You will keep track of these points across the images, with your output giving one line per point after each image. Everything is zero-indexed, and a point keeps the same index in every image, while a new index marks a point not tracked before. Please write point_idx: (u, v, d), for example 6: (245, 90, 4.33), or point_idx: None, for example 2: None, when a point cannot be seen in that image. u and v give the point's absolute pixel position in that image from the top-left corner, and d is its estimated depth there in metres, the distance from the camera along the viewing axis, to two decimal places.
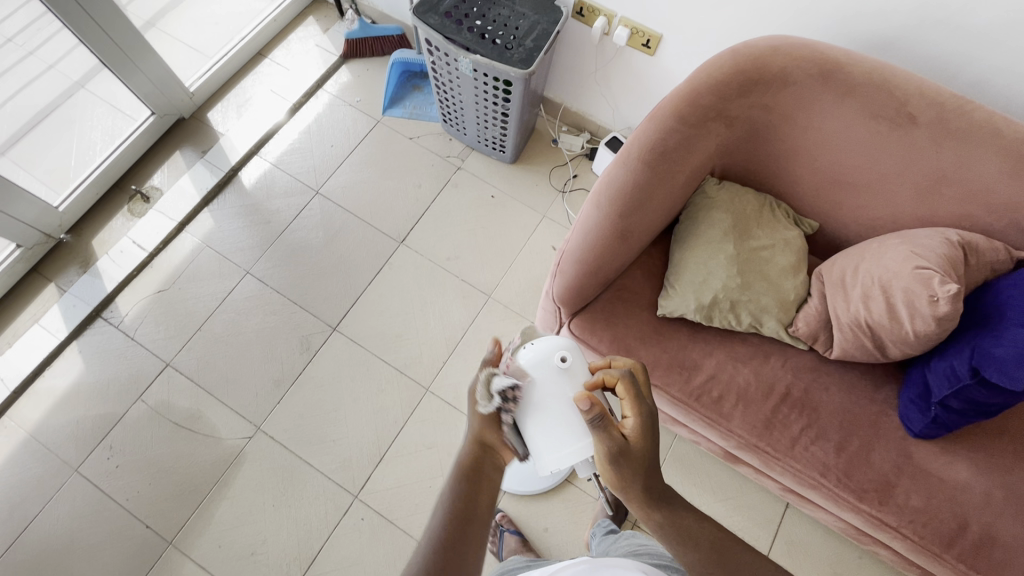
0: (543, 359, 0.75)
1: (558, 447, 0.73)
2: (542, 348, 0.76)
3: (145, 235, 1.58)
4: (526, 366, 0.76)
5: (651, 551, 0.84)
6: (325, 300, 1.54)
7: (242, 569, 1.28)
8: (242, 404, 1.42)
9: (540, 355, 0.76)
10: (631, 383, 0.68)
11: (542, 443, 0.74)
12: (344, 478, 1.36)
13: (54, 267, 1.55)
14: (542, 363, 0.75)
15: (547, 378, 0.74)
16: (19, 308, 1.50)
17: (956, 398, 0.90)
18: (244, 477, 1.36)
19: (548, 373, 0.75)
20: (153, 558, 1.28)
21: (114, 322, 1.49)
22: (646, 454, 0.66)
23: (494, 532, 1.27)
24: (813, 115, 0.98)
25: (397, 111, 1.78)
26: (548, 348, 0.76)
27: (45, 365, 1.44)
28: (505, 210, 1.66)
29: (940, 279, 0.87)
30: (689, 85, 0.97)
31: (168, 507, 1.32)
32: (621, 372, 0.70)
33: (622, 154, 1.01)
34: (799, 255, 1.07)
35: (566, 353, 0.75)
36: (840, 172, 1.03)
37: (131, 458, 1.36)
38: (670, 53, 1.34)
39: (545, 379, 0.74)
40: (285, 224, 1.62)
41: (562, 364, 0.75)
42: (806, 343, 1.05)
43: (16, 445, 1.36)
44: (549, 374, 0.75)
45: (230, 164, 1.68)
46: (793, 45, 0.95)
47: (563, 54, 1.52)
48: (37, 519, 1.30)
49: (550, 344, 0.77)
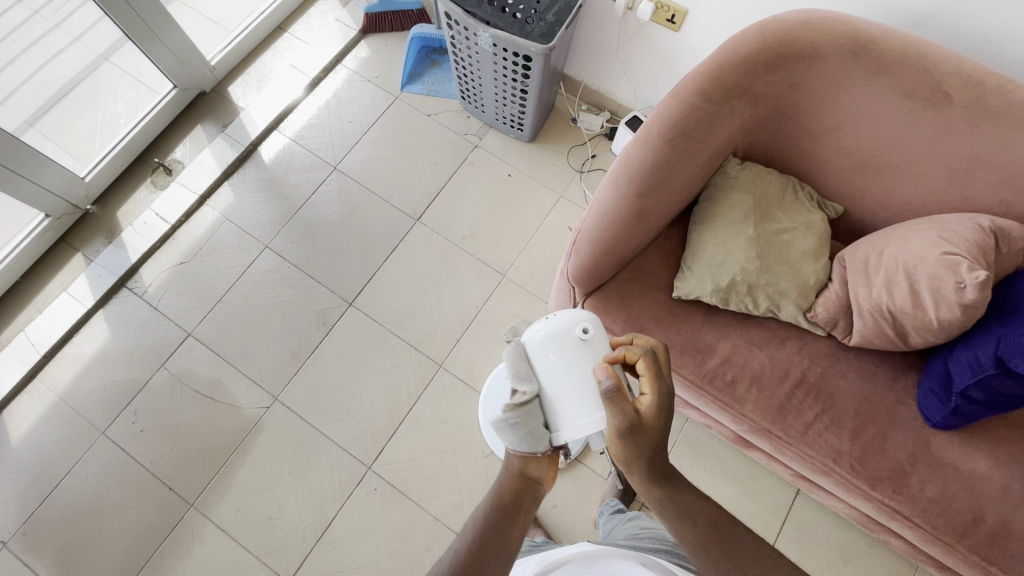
0: (565, 330, 0.77)
1: (578, 415, 0.73)
2: (563, 321, 0.78)
3: (168, 208, 1.61)
4: (549, 335, 0.77)
5: (654, 536, 0.85)
6: (342, 276, 1.55)
7: (260, 532, 1.33)
8: (260, 374, 1.46)
9: (561, 326, 0.78)
10: (653, 361, 0.69)
11: (563, 413, 0.74)
12: (358, 450, 1.39)
13: (81, 237, 1.59)
14: (565, 333, 0.77)
15: (571, 348, 0.76)
16: (49, 276, 1.55)
17: (978, 389, 0.88)
18: (262, 445, 1.40)
19: (571, 343, 0.76)
20: (176, 519, 1.34)
21: (138, 292, 1.53)
22: (659, 433, 0.67)
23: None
24: (843, 94, 0.94)
25: (415, 87, 1.76)
26: (568, 320, 0.78)
27: (73, 332, 1.49)
28: (522, 188, 1.65)
29: (968, 265, 0.85)
30: (715, 61, 0.94)
31: (190, 471, 1.37)
32: (644, 351, 0.70)
33: (642, 131, 0.98)
34: (821, 240, 1.04)
35: (587, 325, 0.77)
36: (869, 154, 0.99)
37: (154, 424, 1.41)
38: (696, 29, 1.30)
39: (569, 349, 0.76)
40: (303, 199, 1.63)
41: (584, 334, 0.77)
42: (824, 328, 1.03)
43: (47, 407, 1.41)
44: (572, 344, 0.76)
45: (250, 139, 1.69)
46: (825, 20, 0.91)
47: (586, 29, 1.49)
48: (67, 478, 1.36)
49: (570, 317, 0.79)
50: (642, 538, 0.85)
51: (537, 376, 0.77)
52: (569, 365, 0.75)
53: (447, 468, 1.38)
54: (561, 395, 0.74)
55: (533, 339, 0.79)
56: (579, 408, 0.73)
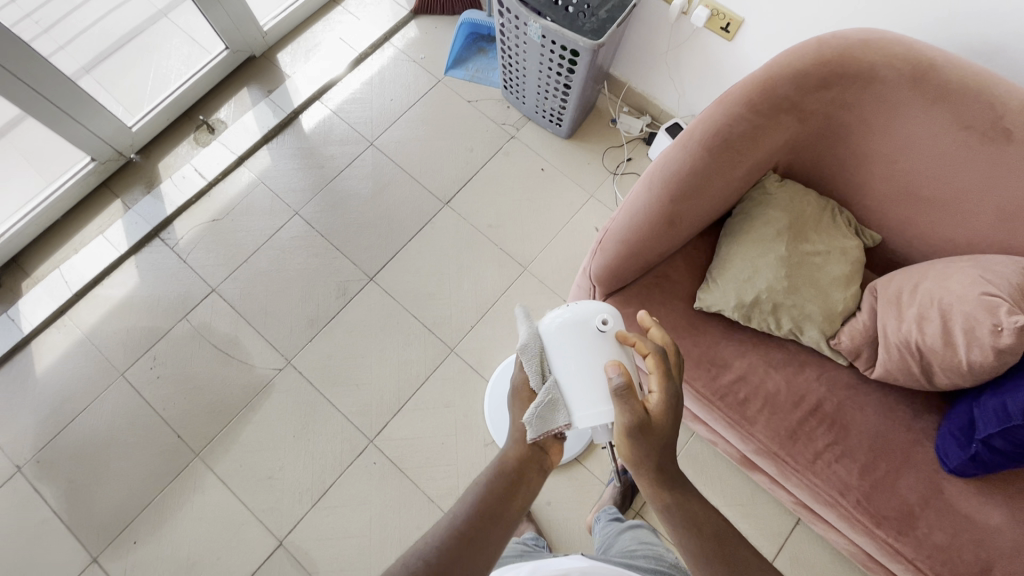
0: (584, 320, 0.78)
1: (589, 403, 0.73)
2: (584, 310, 0.79)
3: (206, 165, 1.64)
4: (568, 322, 0.78)
5: (650, 555, 0.84)
6: (366, 250, 1.57)
7: (259, 490, 1.35)
8: (276, 336, 1.49)
9: (581, 315, 0.78)
10: (662, 359, 0.69)
11: (574, 401, 0.73)
12: (362, 422, 1.41)
13: (123, 184, 1.64)
14: (585, 323, 0.78)
15: (590, 337, 0.77)
16: (88, 218, 1.60)
17: (1001, 438, 0.85)
18: (271, 405, 1.43)
19: (590, 333, 0.77)
20: (181, 466, 1.37)
21: (170, 244, 1.57)
22: (666, 432, 0.67)
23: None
24: (896, 120, 0.91)
25: (459, 72, 1.77)
26: (588, 310, 0.79)
27: (105, 274, 1.53)
28: (554, 184, 1.65)
29: (1007, 309, 0.81)
30: (766, 72, 0.92)
31: (199, 422, 1.41)
32: (654, 346, 0.70)
33: (683, 136, 0.97)
34: (855, 267, 1.01)
35: (607, 317, 0.78)
36: (915, 185, 0.96)
37: (171, 372, 1.45)
38: (751, 39, 1.28)
39: (587, 338, 0.77)
40: (337, 171, 1.65)
41: (603, 326, 0.77)
42: (846, 358, 1.01)
43: (72, 343, 1.47)
44: (591, 334, 0.77)
45: (293, 106, 1.72)
46: (888, 40, 0.88)
47: (636, 30, 1.47)
48: (83, 413, 1.41)
49: (590, 307, 0.79)
50: (638, 556, 0.83)
51: (550, 362, 0.77)
52: (586, 354, 0.76)
53: (447, 451, 1.39)
54: (574, 384, 0.74)
55: (550, 323, 0.79)
56: (590, 398, 0.73)
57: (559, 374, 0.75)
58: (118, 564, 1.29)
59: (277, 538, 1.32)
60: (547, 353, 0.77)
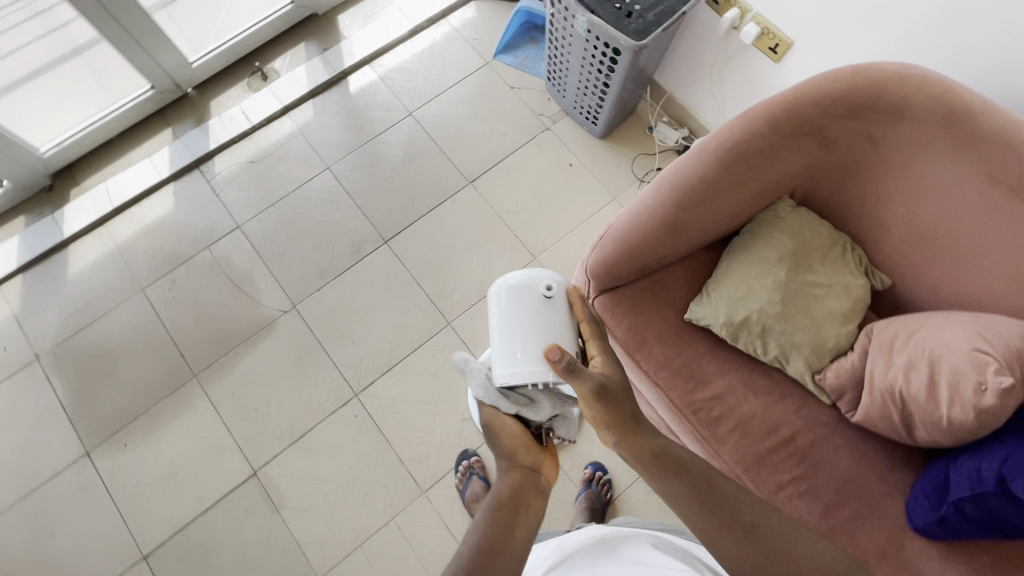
0: (531, 285, 0.83)
1: (515, 361, 0.79)
2: (535, 275, 0.84)
3: (254, 109, 1.72)
4: (516, 285, 0.84)
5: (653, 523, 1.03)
6: (386, 214, 1.62)
7: (245, 420, 1.42)
8: (287, 280, 1.55)
9: (530, 281, 0.84)
10: (595, 325, 0.83)
11: (502, 357, 0.80)
12: (351, 375, 1.46)
13: (176, 115, 1.74)
14: (531, 287, 0.83)
15: (534, 302, 0.82)
16: (140, 141, 1.71)
17: (972, 504, 0.81)
18: (270, 343, 1.49)
19: (534, 297, 0.82)
20: (179, 383, 1.46)
21: (207, 177, 1.66)
22: (622, 380, 0.76)
23: (464, 471, 1.35)
24: (921, 161, 0.89)
25: (508, 58, 1.79)
26: (537, 276, 0.84)
27: (144, 195, 1.63)
28: (579, 181, 1.65)
29: (995, 368, 0.78)
30: (793, 92, 0.91)
31: (202, 346, 1.49)
32: (587, 315, 0.83)
33: (700, 145, 0.98)
34: (855, 306, 0.98)
35: (550, 284, 0.82)
36: (932, 231, 0.93)
37: (186, 295, 1.54)
38: (799, 64, 1.25)
39: (530, 301, 0.82)
40: (373, 135, 1.71)
41: (546, 291, 0.82)
42: (830, 396, 0.98)
43: (104, 252, 1.57)
44: (535, 298, 0.82)
45: (343, 66, 1.78)
46: (926, 77, 0.86)
47: (686, 39, 1.46)
48: (102, 318, 1.51)
49: (541, 274, 0.84)
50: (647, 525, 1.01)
51: (497, 323, 0.84)
52: (527, 317, 0.81)
53: (426, 418, 1.43)
54: (511, 343, 0.80)
55: (502, 286, 0.86)
56: (523, 357, 0.79)
57: (501, 334, 0.82)
58: (107, 462, 1.39)
59: (252, 468, 1.39)
60: (495, 314, 0.85)
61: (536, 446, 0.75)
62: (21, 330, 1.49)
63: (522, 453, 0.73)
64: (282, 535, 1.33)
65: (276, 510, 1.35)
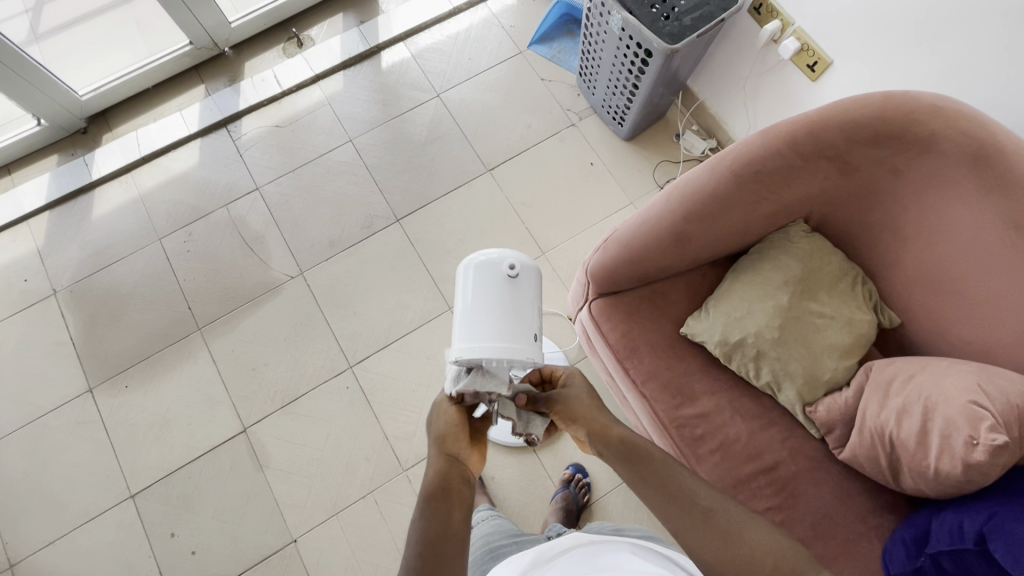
0: (497, 264, 0.86)
1: (476, 337, 0.82)
2: (501, 255, 0.87)
3: (286, 74, 1.74)
4: (481, 262, 0.86)
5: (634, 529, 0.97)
6: (402, 193, 1.63)
7: (241, 377, 1.46)
8: (298, 247, 1.57)
9: (497, 259, 0.86)
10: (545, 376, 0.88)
11: (464, 333, 0.83)
12: (348, 347, 1.48)
13: (210, 73, 1.77)
14: (496, 267, 0.85)
15: (498, 280, 0.85)
16: (173, 95, 1.74)
17: (950, 558, 0.78)
18: (274, 306, 1.52)
19: (498, 276, 0.85)
20: (183, 335, 1.50)
21: (233, 137, 1.69)
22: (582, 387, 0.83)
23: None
24: (945, 199, 0.85)
25: (542, 49, 1.77)
26: (503, 256, 0.86)
27: (172, 148, 1.67)
28: (598, 181, 1.63)
29: (989, 425, 0.74)
30: (819, 114, 0.88)
31: (209, 301, 1.53)
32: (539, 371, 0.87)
33: (717, 158, 0.95)
34: (858, 341, 0.95)
35: (515, 264, 0.84)
36: (948, 274, 0.89)
37: (200, 250, 1.57)
38: (836, 84, 1.21)
39: (494, 280, 0.85)
40: (399, 112, 1.71)
41: (510, 271, 0.85)
42: (819, 430, 0.96)
43: (128, 199, 1.62)
44: (500, 277, 0.85)
45: (378, 41, 1.78)
46: (962, 112, 0.81)
47: (724, 48, 1.42)
48: (119, 263, 1.56)
49: (506, 254, 0.87)
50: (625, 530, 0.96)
51: (460, 299, 0.86)
52: (490, 295, 0.84)
53: (415, 399, 1.44)
54: (472, 322, 0.83)
55: (469, 262, 0.88)
56: (483, 335, 0.82)
57: (464, 311, 0.85)
58: (108, 401, 1.44)
59: (242, 425, 1.42)
60: (461, 291, 0.87)
61: (466, 439, 0.75)
62: (42, 265, 1.55)
63: (451, 440, 0.74)
64: (263, 494, 1.37)
65: (260, 469, 1.39)
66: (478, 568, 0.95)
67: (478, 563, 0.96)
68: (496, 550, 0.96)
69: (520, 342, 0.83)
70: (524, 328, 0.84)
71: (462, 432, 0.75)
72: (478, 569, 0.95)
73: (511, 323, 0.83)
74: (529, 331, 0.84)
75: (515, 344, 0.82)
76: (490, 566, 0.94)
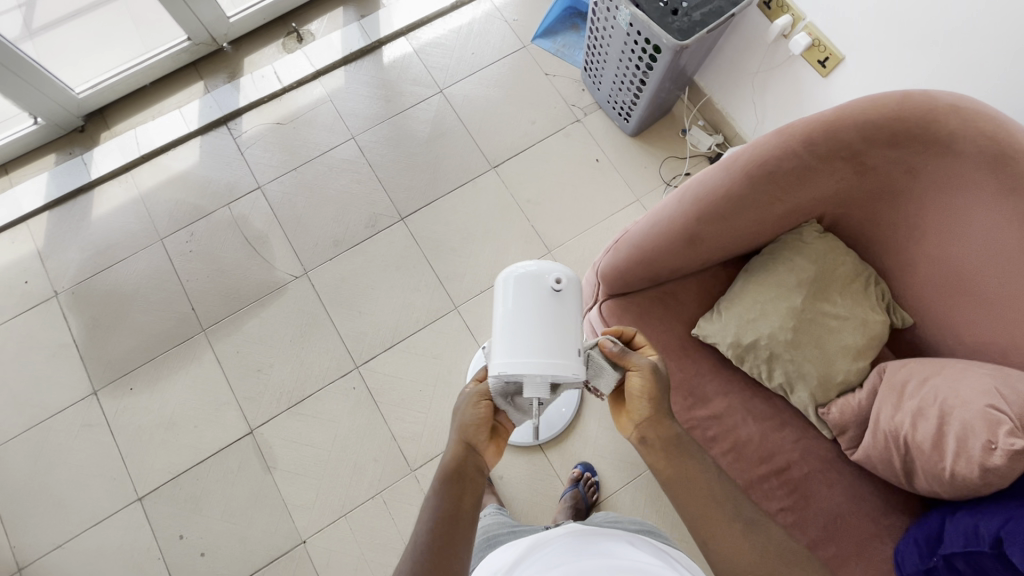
0: (540, 276, 0.82)
1: (517, 352, 0.77)
2: (544, 267, 0.82)
3: (286, 70, 1.71)
4: (523, 275, 0.82)
5: (631, 520, 0.95)
6: (406, 191, 1.61)
7: (247, 379, 1.45)
8: (301, 247, 1.56)
9: (539, 271, 0.82)
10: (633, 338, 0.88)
11: (504, 346, 0.78)
12: (354, 348, 1.47)
13: (209, 69, 1.74)
14: (539, 280, 0.81)
15: (541, 293, 0.81)
16: (172, 91, 1.71)
17: (964, 560, 0.78)
18: (279, 306, 1.51)
19: (543, 290, 0.81)
20: (187, 336, 1.48)
21: (234, 134, 1.66)
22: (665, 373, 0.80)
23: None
24: (962, 200, 0.85)
25: (546, 43, 1.75)
26: (548, 268, 0.82)
27: (172, 146, 1.64)
28: (604, 178, 1.62)
29: (1008, 429, 0.75)
30: (836, 113, 0.87)
31: (212, 302, 1.51)
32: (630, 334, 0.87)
33: (731, 158, 0.94)
34: (871, 342, 0.95)
35: (561, 277, 0.80)
36: (962, 275, 0.88)
37: (202, 250, 1.55)
38: (847, 81, 1.20)
39: (537, 293, 0.81)
40: (402, 108, 1.69)
41: (556, 284, 0.81)
42: (831, 431, 0.96)
43: (128, 199, 1.60)
44: (543, 289, 0.81)
45: (379, 35, 1.75)
46: (981, 112, 0.81)
47: (732, 42, 1.40)
48: (120, 263, 1.54)
49: (551, 267, 0.83)
50: (620, 522, 0.95)
51: (499, 312, 0.82)
52: (532, 308, 0.80)
53: (422, 399, 1.43)
54: (512, 333, 0.78)
55: (509, 274, 0.83)
56: (524, 349, 0.77)
57: (504, 322, 0.80)
58: (113, 403, 1.43)
59: (249, 426, 1.42)
60: (500, 303, 0.82)
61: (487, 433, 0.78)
62: (42, 266, 1.53)
63: (473, 432, 0.77)
64: (271, 495, 1.36)
65: (267, 470, 1.38)
66: (475, 555, 0.97)
67: (475, 549, 0.97)
68: (494, 538, 0.97)
69: (563, 357, 0.77)
70: (567, 344, 0.78)
71: (486, 427, 0.78)
72: (475, 556, 0.97)
73: (556, 337, 0.78)
74: (574, 347, 0.79)
75: (561, 361, 0.76)
76: (487, 554, 0.95)
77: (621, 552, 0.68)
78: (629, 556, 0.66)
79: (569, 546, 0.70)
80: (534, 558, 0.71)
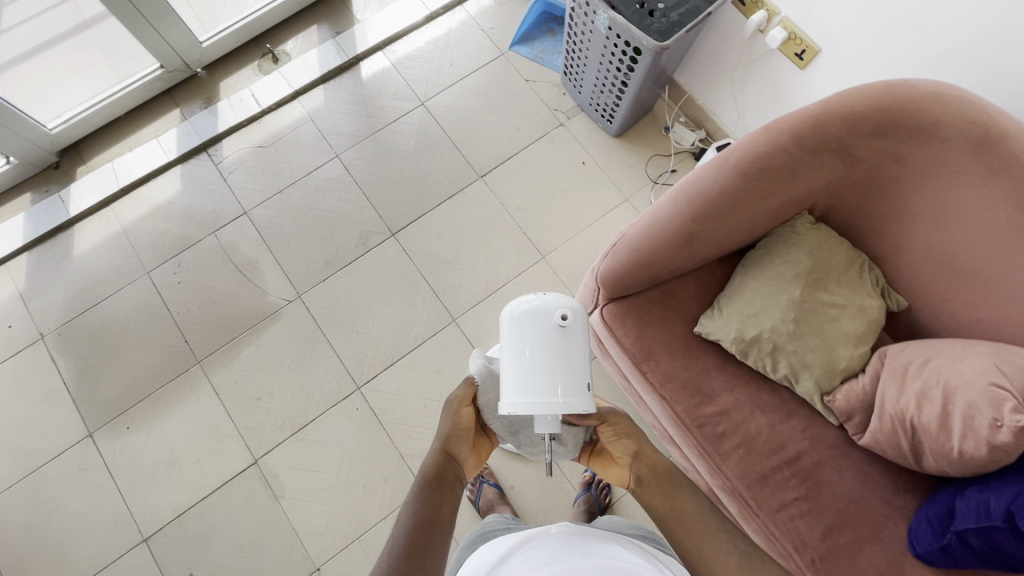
0: (546, 312, 0.84)
1: (527, 392, 0.81)
2: (550, 302, 0.84)
3: (264, 92, 1.69)
4: (529, 310, 0.84)
5: (628, 523, 0.91)
6: (395, 206, 1.60)
7: (247, 409, 1.42)
8: (293, 270, 1.54)
9: (545, 307, 0.84)
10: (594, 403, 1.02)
11: (514, 385, 0.82)
12: (354, 368, 1.46)
13: (185, 95, 1.71)
14: (546, 316, 0.83)
15: (547, 330, 0.83)
16: (147, 121, 1.68)
17: (977, 536, 0.79)
18: (275, 331, 1.49)
19: (550, 326, 0.83)
20: (181, 369, 1.45)
21: (215, 160, 1.64)
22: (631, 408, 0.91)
23: (474, 481, 1.32)
24: (947, 184, 0.87)
25: (524, 50, 1.75)
26: (553, 303, 0.84)
27: (151, 176, 1.61)
28: (591, 180, 1.63)
29: (1012, 407, 0.77)
30: (822, 108, 0.89)
31: (205, 332, 1.48)
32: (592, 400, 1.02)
33: (721, 157, 0.96)
34: (870, 328, 0.97)
35: (567, 313, 0.82)
36: (953, 257, 0.90)
37: (191, 280, 1.53)
38: (824, 72, 1.22)
39: (544, 328, 0.83)
40: (384, 124, 1.68)
41: (561, 320, 0.83)
42: (838, 418, 0.97)
43: (110, 233, 1.56)
44: (549, 325, 0.83)
45: (356, 51, 1.73)
46: (961, 99, 0.83)
47: (709, 39, 1.42)
48: (107, 300, 1.51)
49: (557, 301, 0.85)
50: (620, 525, 0.90)
51: (506, 348, 0.85)
52: (539, 344, 0.82)
53: (427, 415, 1.42)
54: (521, 371, 0.82)
55: (516, 309, 0.85)
56: (533, 387, 0.81)
57: (511, 361, 0.84)
58: (110, 443, 1.40)
59: (253, 456, 1.39)
60: (506, 337, 0.85)
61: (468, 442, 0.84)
62: (26, 308, 1.49)
63: (455, 441, 0.83)
64: (280, 525, 1.34)
65: (275, 499, 1.36)
66: (466, 549, 0.91)
67: (468, 542, 0.92)
68: (487, 533, 0.91)
69: (572, 395, 0.81)
70: (575, 381, 0.82)
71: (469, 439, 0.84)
72: (465, 547, 0.91)
73: (564, 375, 0.81)
74: (581, 381, 0.82)
75: (569, 398, 0.80)
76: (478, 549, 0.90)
77: (611, 552, 0.68)
78: (622, 564, 0.63)
79: (558, 546, 0.67)
80: (521, 559, 0.68)
